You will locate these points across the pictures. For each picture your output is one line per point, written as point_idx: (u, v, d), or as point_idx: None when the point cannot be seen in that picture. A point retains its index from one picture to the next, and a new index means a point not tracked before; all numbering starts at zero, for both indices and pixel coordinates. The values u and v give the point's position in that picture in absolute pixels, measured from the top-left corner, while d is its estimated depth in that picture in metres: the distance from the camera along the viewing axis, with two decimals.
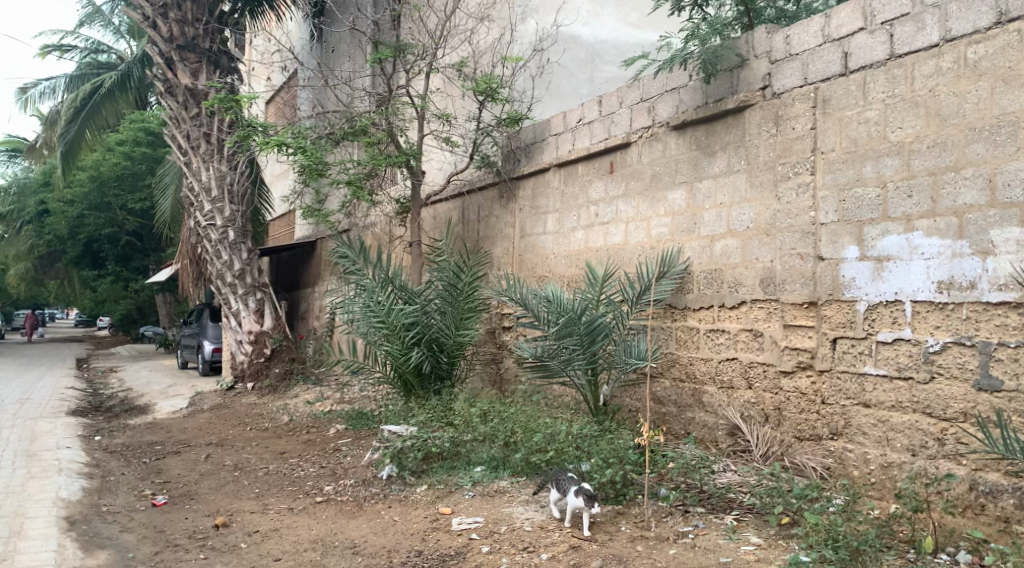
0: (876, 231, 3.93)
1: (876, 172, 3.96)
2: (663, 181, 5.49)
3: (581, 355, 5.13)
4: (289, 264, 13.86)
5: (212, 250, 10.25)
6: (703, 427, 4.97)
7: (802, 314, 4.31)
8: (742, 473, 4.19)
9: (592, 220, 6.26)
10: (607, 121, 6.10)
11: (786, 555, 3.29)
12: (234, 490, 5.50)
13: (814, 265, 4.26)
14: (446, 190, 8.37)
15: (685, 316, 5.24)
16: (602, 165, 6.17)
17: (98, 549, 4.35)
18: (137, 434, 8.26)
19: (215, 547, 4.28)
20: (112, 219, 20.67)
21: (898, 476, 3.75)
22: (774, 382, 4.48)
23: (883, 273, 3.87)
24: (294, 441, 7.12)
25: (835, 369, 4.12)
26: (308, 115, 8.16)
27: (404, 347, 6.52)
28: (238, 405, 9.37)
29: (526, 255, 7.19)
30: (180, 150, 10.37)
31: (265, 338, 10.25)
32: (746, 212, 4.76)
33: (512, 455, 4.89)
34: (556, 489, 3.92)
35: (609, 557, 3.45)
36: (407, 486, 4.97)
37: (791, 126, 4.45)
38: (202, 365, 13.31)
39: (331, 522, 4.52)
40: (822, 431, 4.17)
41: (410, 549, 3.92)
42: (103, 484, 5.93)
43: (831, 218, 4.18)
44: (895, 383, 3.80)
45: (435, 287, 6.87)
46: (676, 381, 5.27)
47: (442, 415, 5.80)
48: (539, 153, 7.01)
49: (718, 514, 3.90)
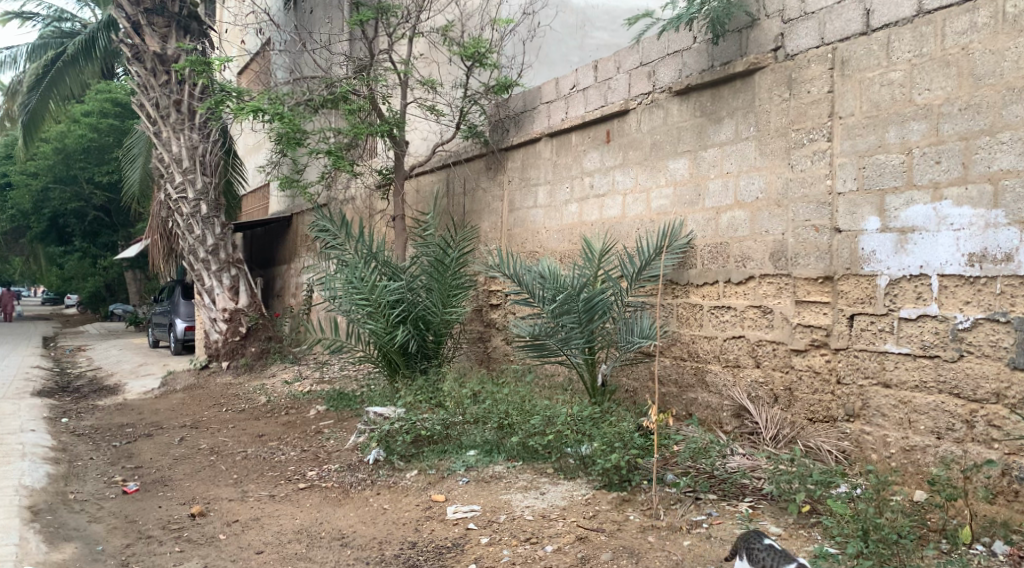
0: (900, 201, 3.70)
1: (900, 138, 3.72)
2: (665, 150, 5.20)
3: (579, 334, 4.85)
4: (263, 240, 13.42)
5: (183, 225, 9.80)
6: (706, 409, 4.75)
7: (817, 290, 4.08)
8: (752, 457, 3.97)
9: (586, 192, 5.97)
10: (603, 87, 5.79)
11: (811, 547, 3.08)
12: (211, 476, 5.18)
13: (831, 238, 4.02)
14: (431, 162, 8.02)
15: (687, 292, 4.98)
16: (598, 135, 5.86)
17: (63, 542, 4.01)
18: (107, 416, 7.88)
19: (191, 538, 3.97)
20: (78, 192, 19.73)
21: (923, 462, 3.56)
22: (784, 361, 4.25)
23: (907, 245, 3.65)
24: (272, 423, 6.80)
25: (852, 348, 3.90)
26: (284, 81, 7.71)
27: (389, 326, 6.21)
28: (212, 386, 9.01)
29: (515, 229, 6.89)
30: (149, 119, 9.86)
31: (240, 316, 9.82)
32: (756, 182, 4.50)
33: (507, 439, 4.59)
34: (747, 560, 2.64)
35: (620, 550, 3.21)
36: (395, 471, 4.70)
37: (807, 90, 4.19)
38: (174, 343, 12.89)
39: (316, 511, 4.23)
40: (837, 412, 3.97)
41: (403, 541, 3.65)
42: (70, 470, 5.57)
43: (849, 187, 3.94)
44: (919, 362, 3.59)
45: (421, 263, 6.54)
46: (677, 360, 5.02)
47: (430, 397, 5.51)
48: (530, 123, 6.68)
49: (730, 500, 3.67)
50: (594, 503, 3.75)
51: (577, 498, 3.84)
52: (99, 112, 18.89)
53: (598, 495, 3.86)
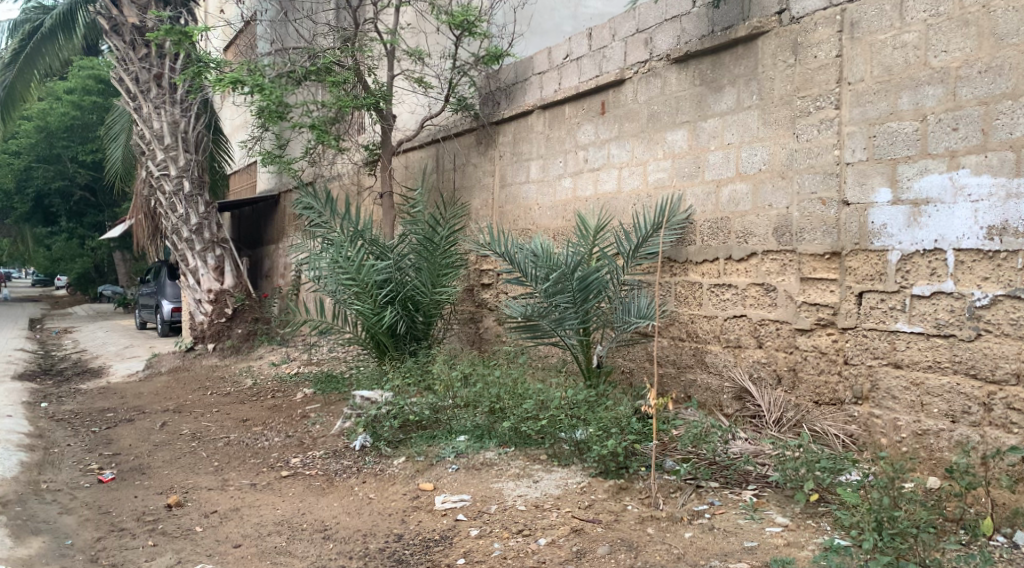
0: (913, 170, 3.49)
1: (914, 104, 3.50)
2: (662, 121, 4.96)
3: (573, 314, 4.65)
4: (251, 220, 13.12)
5: (166, 204, 9.48)
6: (705, 391, 4.56)
7: (823, 266, 3.88)
8: (755, 442, 3.79)
9: (580, 166, 5.73)
10: (598, 56, 5.53)
11: (819, 538, 2.91)
12: (190, 463, 4.98)
13: (839, 211, 3.81)
14: (419, 136, 7.75)
15: (686, 270, 4.76)
16: (592, 106, 5.61)
17: (31, 536, 3.80)
18: (88, 400, 7.67)
19: (166, 531, 3.76)
20: (62, 171, 19.24)
21: (937, 447, 3.38)
22: (789, 341, 4.06)
23: (921, 218, 3.45)
24: (257, 407, 6.60)
25: (861, 327, 3.70)
26: (267, 51, 7.39)
27: (377, 307, 5.98)
28: (198, 369, 8.80)
29: (507, 206, 6.65)
30: (129, 94, 9.53)
31: (225, 297, 9.58)
32: (758, 153, 4.28)
33: (499, 423, 4.38)
34: None
35: (617, 542, 3.03)
36: (382, 458, 4.50)
37: (813, 54, 3.95)
38: (160, 325, 12.64)
39: (299, 501, 4.04)
40: (844, 395, 3.78)
41: (389, 533, 3.46)
42: (45, 458, 5.36)
43: (858, 157, 3.72)
44: (932, 342, 3.41)
45: (409, 241, 6.29)
46: (675, 341, 4.82)
47: (420, 380, 5.31)
48: (522, 95, 6.43)
49: (733, 488, 3.49)
50: (590, 492, 3.56)
51: (572, 487, 3.65)
52: (82, 90, 18.82)
53: (594, 483, 3.66)
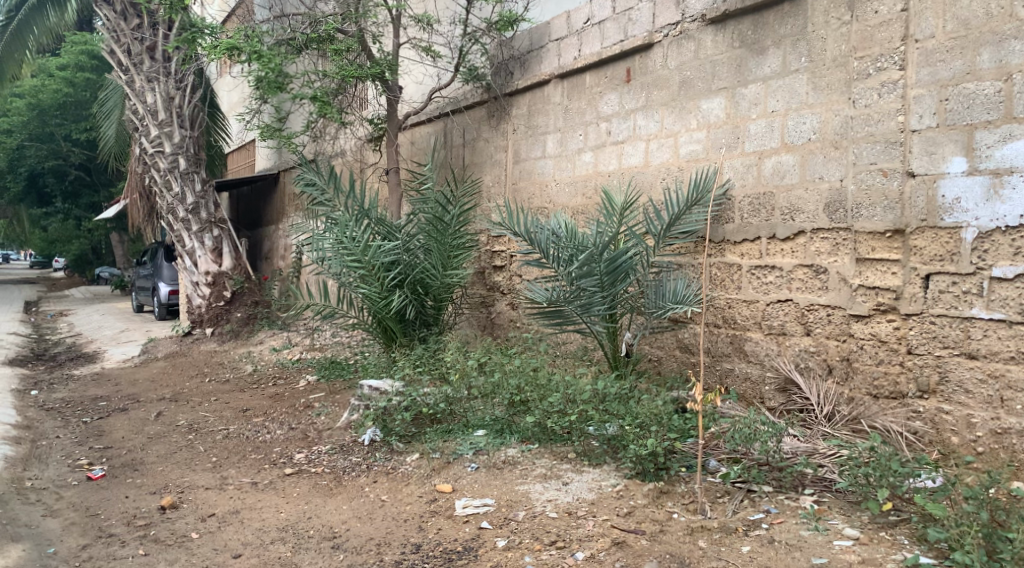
0: (995, 137, 3.10)
1: (997, 61, 3.11)
2: (696, 87, 4.54)
3: (601, 299, 4.26)
4: (250, 200, 12.71)
5: (161, 182, 9.10)
6: (744, 381, 4.20)
7: (884, 246, 3.50)
8: (809, 441, 3.43)
9: (603, 139, 5.32)
10: (623, 19, 5.10)
11: (898, 555, 2.55)
12: (187, 458, 4.64)
13: (902, 184, 3.41)
14: (426, 110, 7.34)
15: (722, 251, 4.38)
16: (616, 74, 5.19)
17: (8, 543, 3.45)
18: (81, 388, 7.30)
19: (159, 538, 3.41)
20: (56, 150, 18.74)
21: (1019, 447, 3.03)
22: (842, 329, 3.69)
23: (1002, 191, 3.07)
24: (258, 396, 6.24)
25: (928, 313, 3.33)
26: (264, 18, 6.84)
27: (384, 291, 5.59)
28: (196, 354, 8.44)
29: (521, 182, 6.25)
30: (120, 68, 9.05)
31: (224, 279, 9.27)
32: (808, 121, 3.87)
33: (521, 418, 4.01)
34: None
35: (667, 559, 2.68)
36: (395, 454, 4.16)
37: (874, 9, 3.54)
38: (160, 309, 12.33)
39: (304, 503, 3.68)
40: (907, 388, 3.42)
41: (405, 543, 3.11)
42: (31, 452, 4.99)
43: (926, 123, 3.32)
44: (1016, 330, 3.05)
45: (418, 220, 5.87)
46: (710, 328, 4.44)
47: (433, 370, 4.95)
48: (538, 63, 6.00)
49: (788, 494, 3.12)
50: (627, 497, 3.20)
51: (607, 490, 3.29)
52: (75, 66, 18.43)
53: (631, 487, 3.30)
